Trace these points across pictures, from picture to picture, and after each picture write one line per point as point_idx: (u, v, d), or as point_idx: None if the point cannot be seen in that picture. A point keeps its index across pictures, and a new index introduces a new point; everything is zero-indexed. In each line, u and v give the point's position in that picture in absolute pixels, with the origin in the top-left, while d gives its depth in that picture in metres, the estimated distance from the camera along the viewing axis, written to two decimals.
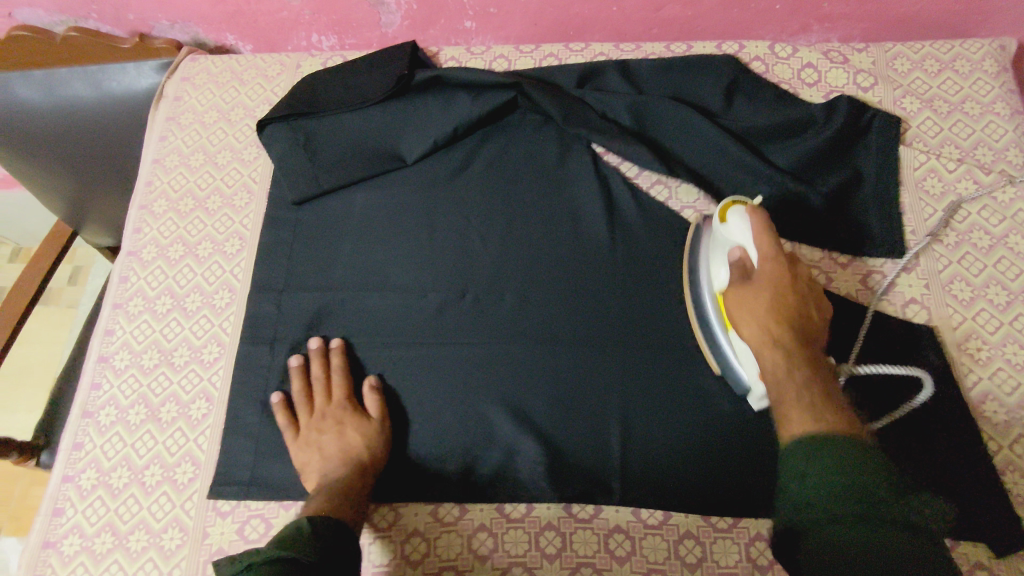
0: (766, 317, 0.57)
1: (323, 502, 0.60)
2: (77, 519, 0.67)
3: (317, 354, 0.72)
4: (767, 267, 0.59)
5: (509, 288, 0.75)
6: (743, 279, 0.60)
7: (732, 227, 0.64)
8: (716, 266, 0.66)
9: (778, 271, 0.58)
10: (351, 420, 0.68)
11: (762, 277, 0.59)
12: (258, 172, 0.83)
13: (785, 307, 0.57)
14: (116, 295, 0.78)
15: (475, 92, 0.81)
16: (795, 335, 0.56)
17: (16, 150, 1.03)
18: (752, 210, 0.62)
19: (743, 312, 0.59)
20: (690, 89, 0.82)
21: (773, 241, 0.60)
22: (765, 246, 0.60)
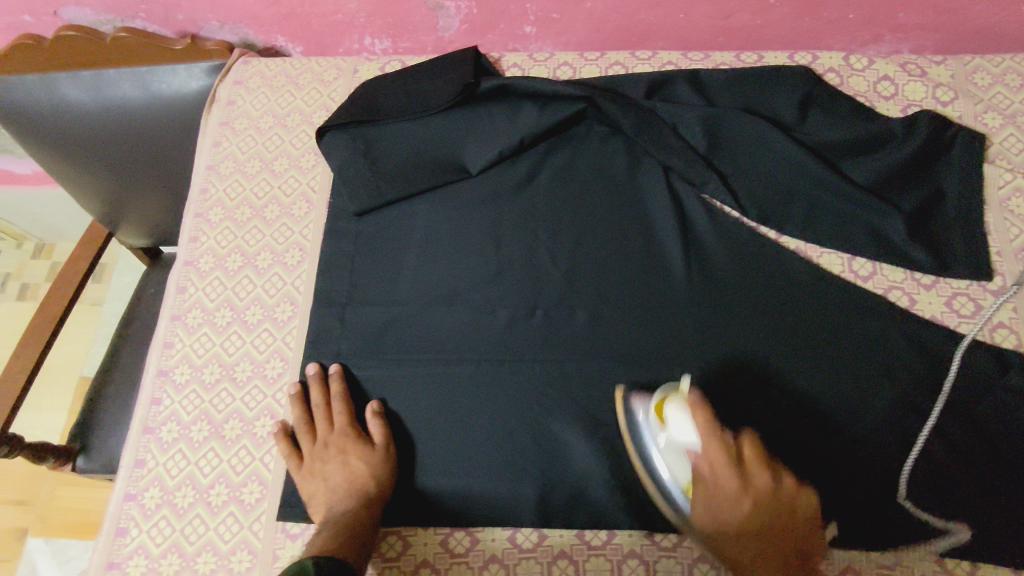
0: (741, 536, 0.52)
1: (331, 533, 0.58)
2: (142, 540, 0.66)
3: (315, 377, 0.70)
4: (723, 482, 0.53)
5: (580, 306, 0.73)
6: (704, 498, 0.54)
7: (675, 430, 0.58)
8: (672, 461, 0.59)
9: (737, 492, 0.52)
10: (352, 447, 0.66)
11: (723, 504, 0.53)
12: (318, 180, 0.81)
13: (756, 528, 0.51)
14: (174, 306, 0.76)
15: (541, 101, 0.79)
16: (775, 555, 0.51)
17: (57, 154, 0.99)
18: (694, 409, 0.56)
19: (718, 537, 0.54)
20: (765, 100, 0.79)
21: (721, 446, 0.54)
22: (715, 453, 0.54)
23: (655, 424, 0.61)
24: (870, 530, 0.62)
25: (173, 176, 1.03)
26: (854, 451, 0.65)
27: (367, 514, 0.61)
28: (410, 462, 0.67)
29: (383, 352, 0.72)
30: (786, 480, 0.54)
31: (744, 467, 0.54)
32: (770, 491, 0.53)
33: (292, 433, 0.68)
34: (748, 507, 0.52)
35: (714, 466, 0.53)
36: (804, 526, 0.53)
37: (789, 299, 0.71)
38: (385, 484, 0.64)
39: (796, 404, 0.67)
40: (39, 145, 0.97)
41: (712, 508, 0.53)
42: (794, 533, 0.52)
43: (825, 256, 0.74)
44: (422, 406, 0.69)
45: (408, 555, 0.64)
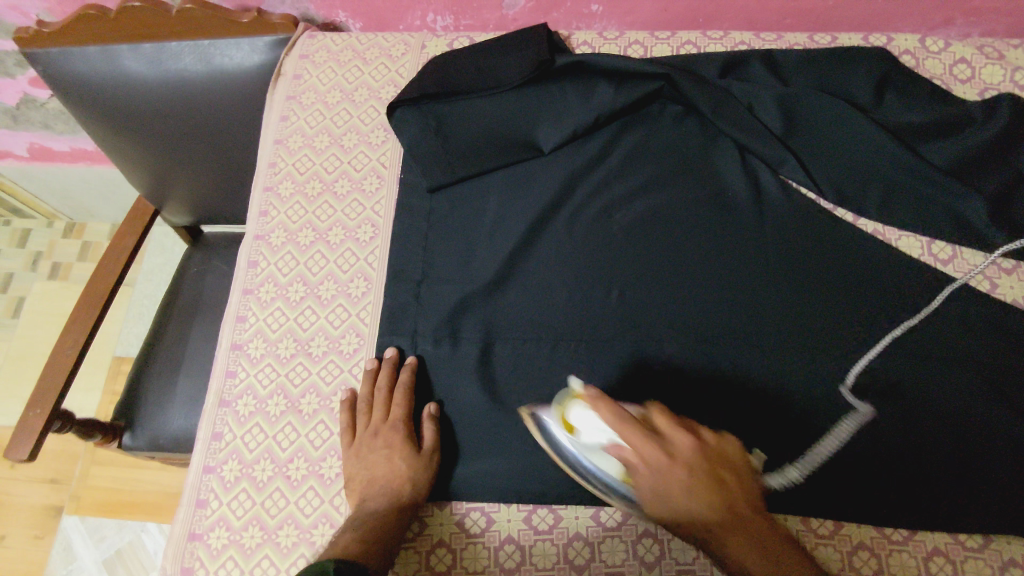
0: (688, 501, 0.52)
1: (359, 535, 0.58)
2: (223, 512, 0.66)
3: (383, 366, 0.69)
4: (655, 459, 0.53)
5: (657, 286, 0.72)
6: (648, 484, 0.54)
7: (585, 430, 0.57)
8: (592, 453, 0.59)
9: (676, 461, 0.53)
10: (398, 445, 0.64)
11: (671, 489, 0.53)
12: (388, 156, 0.81)
13: (703, 489, 0.52)
14: (245, 281, 0.76)
15: (616, 79, 0.78)
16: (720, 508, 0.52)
17: (112, 130, 0.97)
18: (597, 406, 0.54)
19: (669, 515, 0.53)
20: (841, 82, 0.79)
21: (635, 427, 0.53)
22: (631, 437, 0.53)
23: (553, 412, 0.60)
24: (961, 513, 0.61)
25: (223, 157, 1.00)
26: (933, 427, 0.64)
27: (396, 518, 0.61)
28: (453, 460, 0.66)
29: (458, 328, 0.71)
30: (703, 431, 0.56)
31: (662, 436, 0.54)
32: (694, 449, 0.53)
33: (353, 413, 0.68)
34: (686, 475, 0.52)
35: (647, 460, 0.53)
36: (735, 467, 0.55)
37: (870, 281, 0.70)
38: (421, 489, 0.63)
39: (867, 395, 0.65)
40: (94, 119, 0.95)
41: (654, 485, 0.53)
42: (730, 482, 0.53)
43: (903, 240, 0.73)
44: (496, 381, 0.68)
45: (492, 530, 0.64)
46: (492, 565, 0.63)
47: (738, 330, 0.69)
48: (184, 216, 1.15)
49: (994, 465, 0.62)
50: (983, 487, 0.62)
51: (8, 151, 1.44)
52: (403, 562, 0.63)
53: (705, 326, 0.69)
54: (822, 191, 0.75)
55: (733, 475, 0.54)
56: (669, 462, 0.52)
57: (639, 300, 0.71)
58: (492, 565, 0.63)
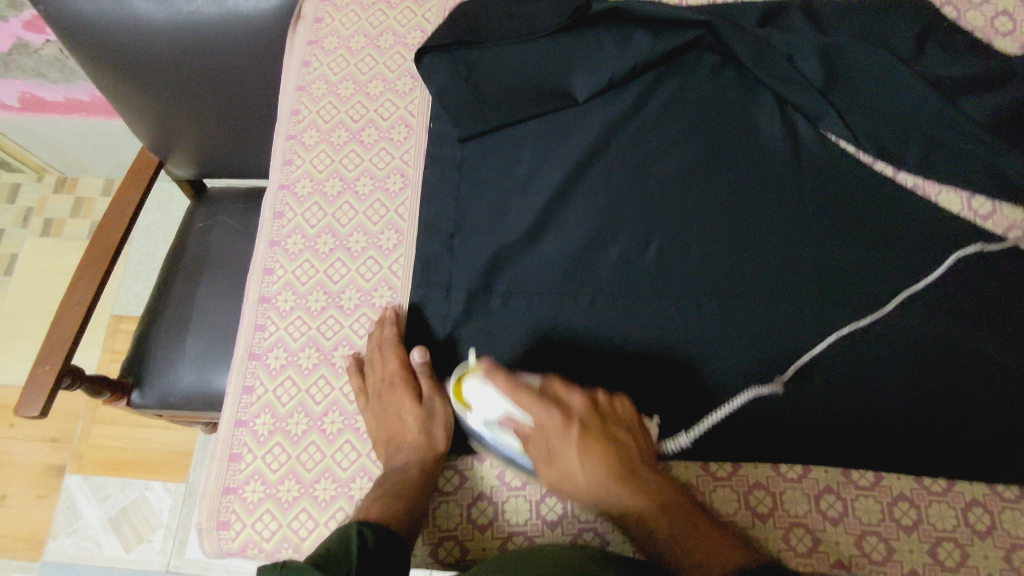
0: (581, 468, 0.57)
1: (387, 495, 0.58)
2: (257, 465, 0.65)
3: (383, 321, 0.68)
4: (545, 425, 0.58)
5: (695, 241, 0.70)
6: (543, 446, 0.58)
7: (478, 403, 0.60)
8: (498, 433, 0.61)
9: (558, 426, 0.57)
10: (403, 400, 0.63)
11: (561, 452, 0.57)
12: (416, 105, 0.80)
13: (591, 451, 0.56)
14: (272, 232, 0.75)
15: (654, 27, 0.76)
16: (617, 472, 0.57)
17: (114, 81, 0.86)
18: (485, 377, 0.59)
19: (564, 485, 0.58)
20: (883, 33, 0.76)
21: (527, 394, 0.58)
22: (523, 401, 0.58)
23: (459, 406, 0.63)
24: (983, 462, 0.62)
25: (227, 115, 0.93)
26: (955, 377, 0.64)
27: (421, 473, 0.61)
28: None
29: (494, 282, 0.69)
30: (604, 410, 0.60)
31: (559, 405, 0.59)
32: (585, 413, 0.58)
33: (360, 373, 0.66)
34: (576, 439, 0.57)
35: (542, 426, 0.58)
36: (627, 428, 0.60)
37: (911, 234, 0.69)
38: (438, 442, 0.63)
39: (899, 346, 0.65)
40: (95, 71, 0.85)
41: (548, 453, 0.58)
42: (624, 443, 0.58)
43: (943, 195, 0.72)
44: (531, 333, 0.68)
45: (532, 483, 0.64)
46: (534, 518, 0.63)
47: (778, 284, 0.68)
48: (187, 170, 1.07)
49: (1016, 413, 0.62)
50: (1009, 436, 0.62)
51: None
52: (443, 515, 0.63)
53: (746, 281, 0.69)
54: (860, 144, 0.73)
55: (628, 441, 0.59)
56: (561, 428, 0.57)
57: (676, 250, 0.70)
58: (534, 517, 0.63)
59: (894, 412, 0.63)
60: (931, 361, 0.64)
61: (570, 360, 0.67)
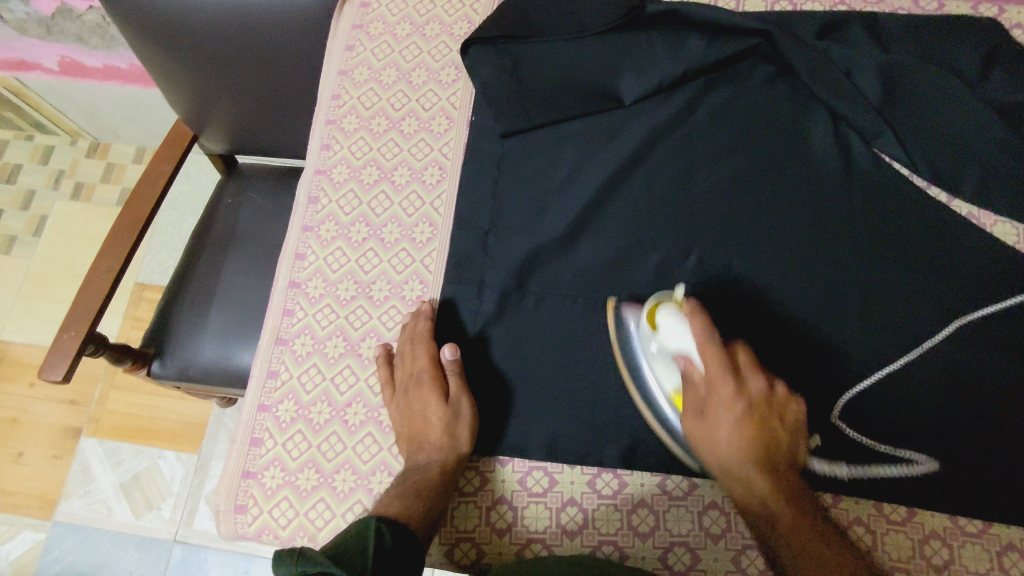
0: (728, 438, 0.56)
1: (406, 496, 0.57)
2: (278, 451, 0.64)
3: (417, 315, 0.67)
4: (718, 390, 0.56)
5: (736, 254, 0.68)
6: (698, 402, 0.58)
7: (665, 336, 0.59)
8: (657, 368, 0.61)
9: (728, 395, 0.56)
10: (429, 397, 0.62)
11: (717, 410, 0.57)
12: (458, 97, 0.79)
13: (744, 430, 0.55)
14: (305, 217, 0.74)
15: (708, 32, 0.74)
16: (759, 454, 0.55)
17: (155, 53, 0.86)
18: (692, 318, 0.57)
19: (704, 444, 0.57)
20: (948, 51, 0.74)
21: (716, 355, 0.56)
22: (707, 362, 0.56)
23: (642, 328, 0.62)
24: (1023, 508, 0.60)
25: (265, 94, 0.93)
26: (1001, 416, 0.62)
27: (441, 473, 0.59)
28: (498, 413, 0.64)
29: (527, 283, 0.68)
30: (782, 397, 0.56)
31: (739, 374, 0.57)
32: (760, 396, 0.56)
33: (388, 365, 0.66)
34: (736, 411, 0.56)
35: (710, 381, 0.57)
36: (792, 428, 0.56)
37: (965, 263, 0.66)
38: (461, 444, 0.61)
39: (943, 380, 0.63)
40: (138, 42, 0.85)
41: (703, 411, 0.57)
42: (780, 436, 0.56)
43: (998, 226, 0.70)
44: (562, 338, 0.66)
45: (554, 491, 0.63)
46: (553, 526, 0.62)
47: (820, 306, 0.66)
48: (221, 145, 1.07)
49: None
50: None
51: (35, 63, 1.37)
52: (462, 516, 0.62)
53: (788, 300, 0.66)
54: (915, 168, 0.71)
55: (788, 437, 0.56)
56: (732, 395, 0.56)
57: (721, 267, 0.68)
58: (553, 525, 0.62)
59: (936, 449, 0.61)
60: (976, 399, 0.62)
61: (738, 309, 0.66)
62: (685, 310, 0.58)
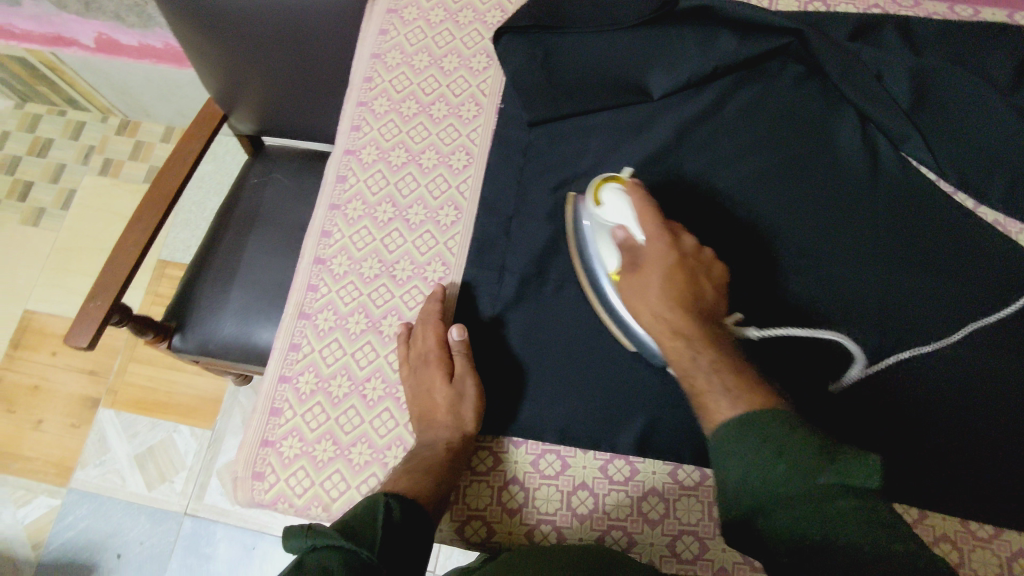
0: (662, 292, 0.57)
1: (419, 472, 0.58)
2: (297, 422, 0.66)
3: (431, 296, 0.67)
4: (653, 247, 0.59)
5: (758, 251, 0.69)
6: (632, 258, 0.60)
7: (607, 208, 0.62)
8: (599, 245, 0.63)
9: (664, 248, 0.58)
10: (435, 376, 0.62)
11: (651, 263, 0.58)
12: (488, 84, 0.80)
13: (677, 280, 0.57)
14: (333, 196, 0.75)
15: (740, 30, 0.74)
16: (687, 298, 0.56)
17: (193, 32, 0.88)
18: (631, 187, 0.61)
19: (636, 300, 0.58)
20: (981, 57, 0.74)
21: (655, 215, 0.59)
22: (646, 223, 0.59)
23: (585, 208, 0.65)
24: None
25: (297, 75, 0.94)
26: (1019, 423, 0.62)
27: (451, 452, 0.60)
28: (511, 402, 0.65)
29: (548, 270, 0.69)
30: (708, 256, 0.60)
31: (673, 234, 0.60)
32: (692, 252, 0.59)
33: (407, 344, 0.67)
34: (671, 263, 0.58)
35: (648, 239, 0.59)
36: (717, 284, 0.59)
37: (988, 270, 0.66)
38: (468, 424, 0.62)
39: (960, 385, 0.63)
40: (176, 21, 0.86)
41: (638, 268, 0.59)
42: (706, 288, 0.58)
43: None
44: (580, 325, 0.67)
45: (566, 475, 0.63)
46: (564, 509, 0.63)
47: (840, 306, 0.66)
48: (251, 126, 1.08)
49: None
50: None
51: (72, 39, 1.39)
52: (474, 494, 0.63)
53: (807, 298, 0.67)
54: (943, 173, 0.71)
55: (714, 291, 0.59)
56: (666, 250, 0.58)
57: (690, 222, 0.70)
58: (563, 508, 0.63)
59: (950, 452, 0.61)
60: (993, 404, 0.62)
61: (681, 198, 0.71)
62: (627, 185, 0.62)
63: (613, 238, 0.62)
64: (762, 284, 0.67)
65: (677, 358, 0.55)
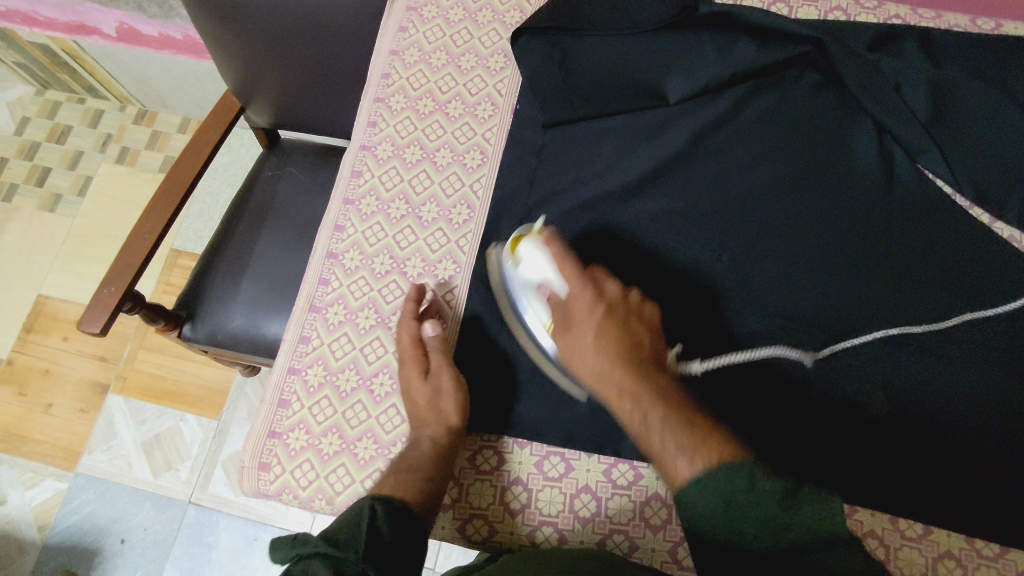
0: (597, 347, 0.56)
1: (419, 474, 0.59)
2: (304, 415, 0.66)
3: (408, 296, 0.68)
4: (577, 298, 0.60)
5: (768, 260, 0.68)
6: (563, 316, 0.60)
7: (525, 265, 0.63)
8: (531, 303, 0.63)
9: (587, 299, 0.59)
10: (412, 375, 0.63)
11: (580, 317, 0.59)
12: (505, 84, 0.80)
13: (609, 330, 0.57)
14: (347, 190, 0.76)
15: (758, 38, 0.74)
16: (624, 348, 0.56)
17: (212, 24, 0.88)
18: (542, 240, 0.62)
19: (575, 360, 0.58)
20: (1002, 71, 0.73)
21: (571, 266, 0.60)
22: (566, 273, 0.61)
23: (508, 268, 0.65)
24: None
25: (314, 70, 0.94)
26: None
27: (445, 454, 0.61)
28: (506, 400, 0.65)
29: None
30: (637, 299, 0.60)
31: (595, 283, 0.61)
32: (617, 297, 0.60)
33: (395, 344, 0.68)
34: (598, 314, 0.58)
35: (572, 294, 0.60)
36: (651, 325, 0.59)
37: (1002, 286, 0.66)
38: (448, 419, 0.61)
39: (970, 400, 0.62)
40: (197, 13, 0.87)
41: (569, 324, 0.59)
42: (643, 334, 0.57)
43: None
44: None
45: (569, 477, 0.63)
46: (566, 512, 0.63)
47: (850, 317, 0.66)
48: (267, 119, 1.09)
49: None
50: None
51: (94, 28, 1.41)
52: (477, 493, 0.64)
53: (817, 310, 0.66)
54: (959, 187, 0.70)
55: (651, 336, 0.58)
56: (591, 301, 0.59)
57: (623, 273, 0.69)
58: (566, 510, 0.63)
59: (956, 467, 0.61)
60: (1003, 421, 0.62)
61: (613, 250, 0.70)
62: (542, 238, 0.63)
63: (539, 294, 0.62)
64: (708, 330, 0.66)
65: (632, 419, 0.52)
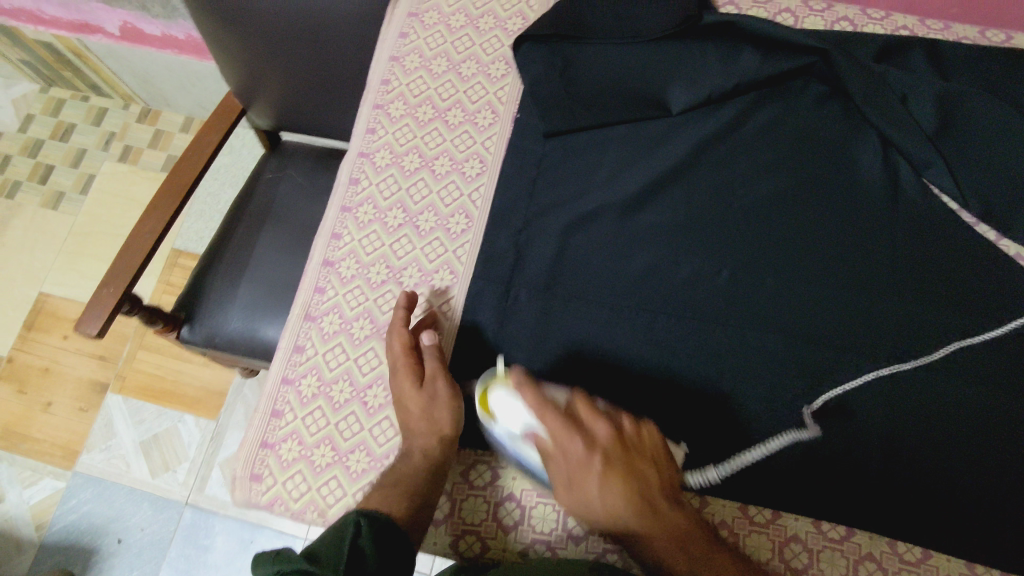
0: (606, 506, 0.54)
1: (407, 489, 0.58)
2: (296, 425, 0.65)
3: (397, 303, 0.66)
4: (568, 451, 0.55)
5: (770, 275, 0.67)
6: (557, 468, 0.56)
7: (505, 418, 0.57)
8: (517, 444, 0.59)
9: (581, 454, 0.54)
10: (404, 384, 0.61)
11: (578, 472, 0.55)
12: (506, 92, 0.79)
13: (615, 486, 0.54)
14: (344, 198, 0.75)
15: (763, 48, 0.73)
16: (632, 501, 0.54)
17: (213, 26, 0.87)
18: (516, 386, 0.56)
19: (582, 511, 0.56)
20: (1012, 84, 0.72)
21: (555, 419, 0.55)
22: (550, 426, 0.55)
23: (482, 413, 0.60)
24: None
25: (314, 73, 0.94)
26: None
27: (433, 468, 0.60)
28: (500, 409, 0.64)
29: (556, 285, 0.68)
30: (628, 425, 0.57)
31: (580, 426, 0.56)
32: (607, 440, 0.55)
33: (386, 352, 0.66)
34: (596, 471, 0.54)
35: (563, 448, 0.55)
36: (650, 457, 0.56)
37: (1009, 305, 0.64)
38: (442, 428, 0.60)
39: (973, 422, 0.61)
40: (198, 15, 0.86)
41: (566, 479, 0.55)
42: (645, 472, 0.55)
43: None
44: (586, 343, 0.66)
45: None
46: (560, 529, 0.62)
47: (852, 335, 0.65)
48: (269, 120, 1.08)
49: None
50: None
51: (98, 26, 1.40)
52: (470, 508, 0.63)
53: (818, 326, 0.65)
54: (965, 203, 0.69)
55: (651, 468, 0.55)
56: (587, 455, 0.54)
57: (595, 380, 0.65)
58: (559, 528, 0.62)
59: (958, 491, 0.60)
60: (1006, 445, 0.61)
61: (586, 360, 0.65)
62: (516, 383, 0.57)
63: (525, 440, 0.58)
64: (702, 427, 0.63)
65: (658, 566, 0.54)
